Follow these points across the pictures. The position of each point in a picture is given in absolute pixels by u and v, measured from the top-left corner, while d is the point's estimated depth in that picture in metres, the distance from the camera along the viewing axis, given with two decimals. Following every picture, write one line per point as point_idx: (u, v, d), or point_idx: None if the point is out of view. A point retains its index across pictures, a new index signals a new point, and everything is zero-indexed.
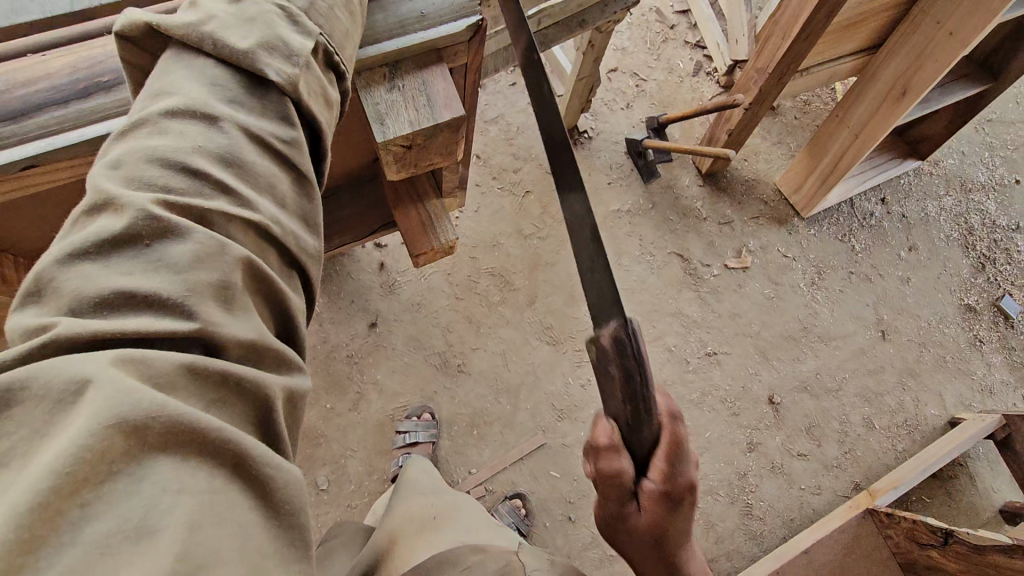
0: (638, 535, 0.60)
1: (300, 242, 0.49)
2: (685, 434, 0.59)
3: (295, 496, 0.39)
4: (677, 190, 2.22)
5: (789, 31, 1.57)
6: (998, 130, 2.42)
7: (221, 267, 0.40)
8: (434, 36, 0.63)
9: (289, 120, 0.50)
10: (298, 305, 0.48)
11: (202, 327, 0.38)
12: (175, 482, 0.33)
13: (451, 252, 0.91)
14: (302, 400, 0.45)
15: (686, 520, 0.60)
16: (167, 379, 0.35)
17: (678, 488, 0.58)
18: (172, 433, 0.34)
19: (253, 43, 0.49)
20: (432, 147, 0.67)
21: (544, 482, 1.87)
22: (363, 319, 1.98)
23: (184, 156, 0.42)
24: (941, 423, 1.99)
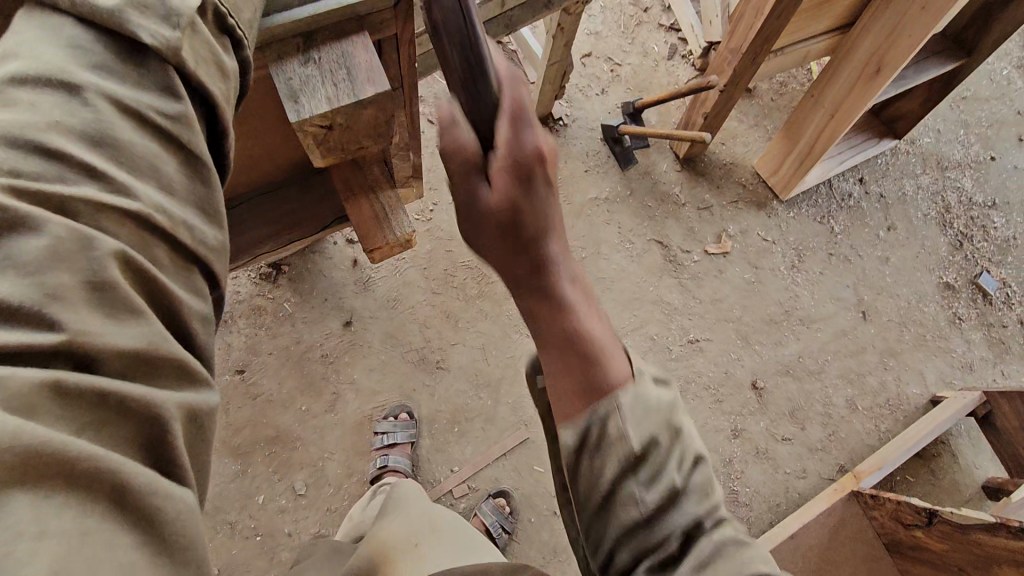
0: (488, 218, 0.56)
1: (200, 236, 0.44)
2: (526, 99, 0.55)
3: (191, 527, 0.36)
4: (655, 175, 2.18)
5: (761, 8, 1.53)
6: (973, 107, 2.42)
7: (91, 261, 0.36)
8: (354, 1, 0.58)
9: (173, 92, 0.44)
10: (198, 310, 0.43)
11: (69, 339, 0.34)
12: (30, 523, 0.29)
13: (409, 245, 0.85)
14: (209, 417, 0.41)
15: (543, 197, 0.57)
16: (25, 402, 0.32)
17: (522, 152, 0.54)
18: (30, 464, 0.30)
19: (119, 2, 0.43)
20: (358, 128, 0.62)
21: (529, 477, 1.83)
22: (337, 317, 1.92)
23: (37, 134, 0.37)
24: (922, 402, 1.99)
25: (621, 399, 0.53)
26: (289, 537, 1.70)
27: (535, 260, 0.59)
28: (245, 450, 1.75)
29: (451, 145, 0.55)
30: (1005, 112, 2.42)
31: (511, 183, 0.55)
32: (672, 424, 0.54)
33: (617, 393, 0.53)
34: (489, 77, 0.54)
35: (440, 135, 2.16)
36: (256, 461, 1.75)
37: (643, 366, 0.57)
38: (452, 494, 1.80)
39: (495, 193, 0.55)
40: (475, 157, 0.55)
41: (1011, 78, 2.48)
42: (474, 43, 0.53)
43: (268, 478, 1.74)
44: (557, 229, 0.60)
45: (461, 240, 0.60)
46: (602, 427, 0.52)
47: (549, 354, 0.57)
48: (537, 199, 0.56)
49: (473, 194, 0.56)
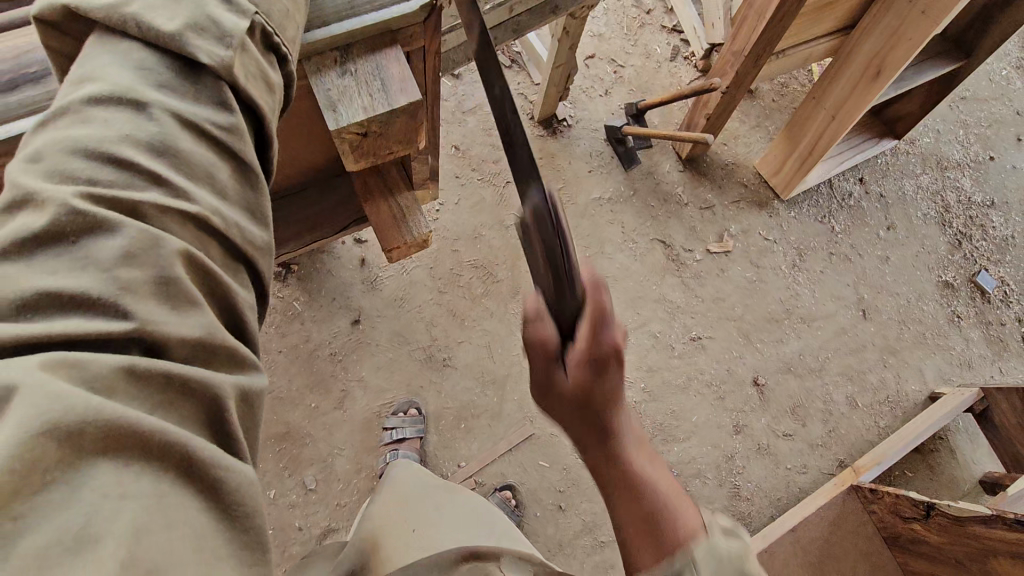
0: (564, 396, 0.67)
1: (247, 234, 0.47)
2: (606, 301, 0.65)
3: (251, 497, 0.39)
4: (658, 175, 2.21)
5: (765, 11, 1.56)
6: (972, 107, 2.45)
7: (160, 258, 0.39)
8: (388, 17, 0.61)
9: (227, 106, 0.47)
10: (246, 298, 0.46)
11: (141, 327, 0.37)
12: (114, 488, 0.32)
13: (425, 245, 0.89)
14: (258, 398, 0.44)
15: (613, 380, 0.67)
16: (105, 383, 0.35)
17: (602, 352, 0.65)
18: (112, 436, 0.33)
19: (179, 25, 0.46)
20: (390, 133, 0.66)
21: (533, 472, 1.87)
22: (346, 316, 1.95)
23: (110, 145, 0.40)
24: (921, 398, 2.02)
25: (694, 556, 0.55)
26: (300, 531, 1.73)
27: (607, 436, 0.67)
28: (257, 446, 1.79)
29: (535, 335, 0.67)
30: (1003, 112, 2.45)
31: (586, 371, 0.66)
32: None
33: (690, 547, 0.57)
34: (574, 278, 0.66)
35: (446, 137, 2.20)
36: (268, 456, 1.78)
37: (712, 518, 0.60)
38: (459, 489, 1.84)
39: (571, 378, 0.66)
40: (556, 349, 0.67)
41: (1009, 78, 2.51)
42: (563, 255, 0.66)
43: (280, 474, 1.77)
44: (625, 405, 0.69)
45: (540, 407, 0.71)
46: None
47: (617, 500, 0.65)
48: (610, 381, 0.67)
49: (551, 377, 0.67)
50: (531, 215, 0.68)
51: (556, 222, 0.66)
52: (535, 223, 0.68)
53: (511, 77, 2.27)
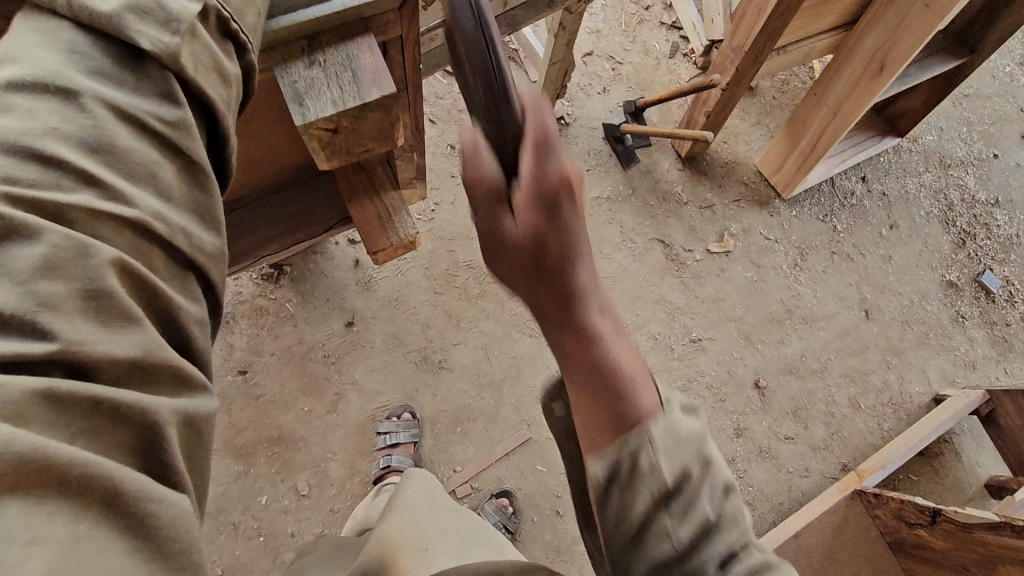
0: (511, 243, 0.57)
1: (196, 241, 0.43)
2: (548, 126, 0.57)
3: (188, 532, 0.36)
4: (657, 174, 2.17)
5: (764, 6, 1.52)
6: (975, 104, 2.41)
7: (88, 270, 0.36)
8: (357, 3, 0.58)
9: (173, 98, 0.44)
10: (195, 312, 0.43)
11: (65, 349, 0.34)
12: (23, 531, 0.29)
13: (411, 247, 0.86)
14: (207, 423, 0.41)
15: (571, 224, 0.57)
16: (19, 410, 0.32)
17: (548, 183, 0.56)
18: (24, 469, 0.30)
19: (118, 6, 0.42)
20: (364, 131, 0.62)
21: (531, 477, 1.83)
22: (338, 318, 1.92)
23: (32, 139, 0.37)
24: (925, 400, 1.99)
25: (651, 432, 0.49)
26: (291, 538, 1.70)
27: (564, 293, 0.57)
28: (248, 450, 1.76)
29: (474, 174, 0.59)
30: (1007, 109, 2.41)
31: (536, 212, 0.56)
32: (701, 452, 0.50)
33: (647, 425, 0.50)
34: (511, 99, 0.58)
35: (441, 135, 2.16)
36: (259, 461, 1.75)
37: (672, 394, 0.54)
38: (455, 494, 1.80)
39: (520, 222, 0.57)
40: (500, 186, 0.58)
41: (1013, 75, 2.47)
42: (496, 69, 0.58)
43: (271, 479, 1.74)
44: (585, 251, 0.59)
45: (487, 269, 0.61)
46: (631, 462, 0.48)
47: (570, 373, 0.55)
48: (564, 224, 0.57)
49: (497, 221, 0.58)
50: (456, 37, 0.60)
51: (482, 26, 0.58)
52: (457, 27, 0.59)
53: None
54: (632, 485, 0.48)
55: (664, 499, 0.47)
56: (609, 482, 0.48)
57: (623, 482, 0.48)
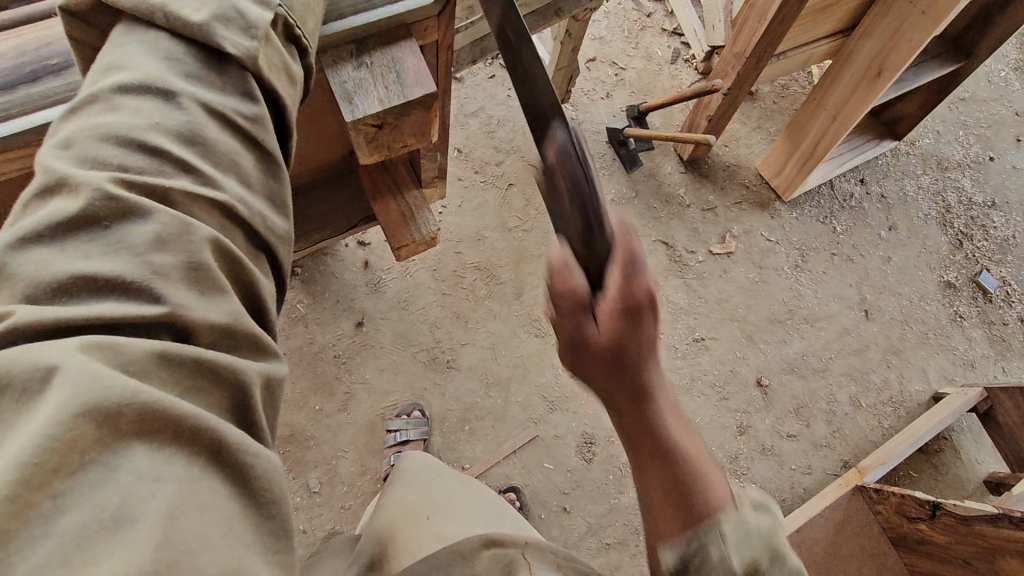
0: (597, 352, 0.60)
1: (270, 224, 0.47)
2: (638, 248, 0.61)
3: (274, 483, 0.39)
4: (660, 177, 2.22)
5: (766, 12, 1.57)
6: (971, 108, 2.46)
7: (190, 246, 0.40)
8: (403, 10, 0.61)
9: (251, 96, 0.48)
10: (268, 287, 0.46)
11: (170, 311, 0.37)
12: (148, 470, 0.33)
13: (433, 243, 0.90)
14: (279, 385, 0.44)
15: (647, 330, 0.60)
16: (137, 367, 0.35)
17: (634, 296, 0.59)
18: (145, 420, 0.34)
19: (206, 16, 0.46)
20: (405, 127, 0.66)
21: (537, 474, 1.86)
22: (349, 318, 1.96)
23: (139, 133, 0.41)
24: (925, 398, 2.02)
25: (720, 530, 0.55)
26: (303, 534, 1.73)
27: (642, 397, 0.60)
28: None
29: (564, 286, 0.61)
30: (1002, 113, 2.46)
31: (620, 326, 0.59)
32: (771, 549, 0.56)
33: (717, 521, 0.56)
34: (603, 224, 0.62)
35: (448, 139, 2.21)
36: None
37: (740, 491, 0.60)
38: None
39: (604, 332, 0.59)
40: (586, 298, 0.60)
41: (1007, 79, 2.52)
42: (593, 199, 0.64)
43: (283, 477, 1.77)
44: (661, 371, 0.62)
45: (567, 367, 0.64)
46: (702, 558, 0.54)
47: (646, 478, 0.59)
48: (646, 336, 0.60)
49: (581, 331, 0.60)
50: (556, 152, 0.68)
51: (581, 158, 0.67)
52: (561, 166, 0.67)
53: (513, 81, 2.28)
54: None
55: None
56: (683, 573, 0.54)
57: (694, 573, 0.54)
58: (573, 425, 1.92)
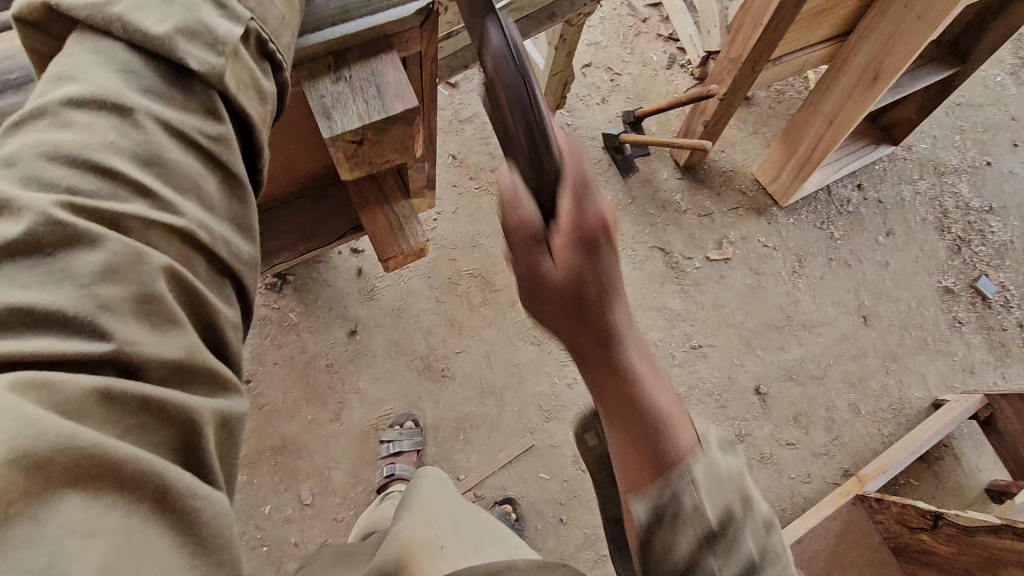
0: (553, 288, 0.56)
1: (233, 250, 0.45)
2: (587, 168, 0.55)
3: (224, 530, 0.37)
4: (656, 183, 2.20)
5: (761, 18, 1.55)
6: (968, 113, 2.45)
7: (141, 276, 0.37)
8: (382, 21, 0.60)
9: (216, 115, 0.45)
10: (231, 318, 0.44)
11: (117, 347, 0.35)
12: (83, 523, 0.30)
13: (422, 254, 0.87)
14: (238, 424, 0.42)
15: (606, 260, 0.55)
16: (76, 407, 0.33)
17: (587, 220, 0.54)
18: (82, 467, 0.31)
19: (170, 28, 0.44)
20: (386, 143, 0.64)
21: (533, 483, 1.83)
22: (342, 326, 1.93)
23: (91, 153, 0.38)
24: (925, 406, 2.00)
25: (692, 473, 0.49)
26: (295, 547, 1.70)
27: (604, 333, 0.56)
28: (252, 459, 1.76)
29: (514, 216, 0.56)
30: (999, 118, 2.45)
31: (578, 253, 0.55)
32: (743, 493, 0.50)
33: (686, 467, 0.50)
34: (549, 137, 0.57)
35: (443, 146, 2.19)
36: (263, 471, 1.75)
37: (707, 431, 0.54)
38: None
39: (560, 263, 0.55)
40: (539, 229, 0.56)
41: (1003, 84, 2.51)
42: (535, 106, 0.58)
43: (275, 488, 1.74)
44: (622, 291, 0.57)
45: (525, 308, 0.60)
46: (676, 506, 0.48)
47: (614, 429, 0.55)
48: (606, 264, 0.55)
49: (535, 263, 0.56)
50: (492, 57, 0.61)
51: (520, 64, 0.60)
52: (498, 72, 0.61)
53: None
54: (677, 530, 0.48)
55: (709, 542, 0.47)
56: (654, 527, 0.49)
57: (668, 527, 0.48)
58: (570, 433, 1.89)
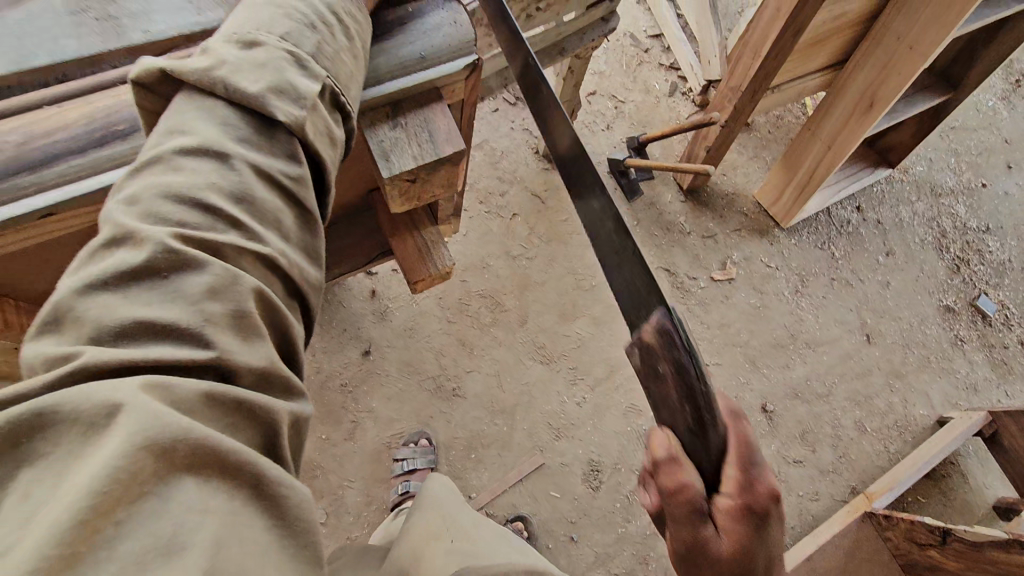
0: (719, 567, 0.53)
1: (305, 274, 0.50)
2: (750, 433, 0.58)
3: (306, 513, 0.40)
4: (660, 206, 2.27)
5: (760, 50, 1.64)
6: (962, 136, 2.52)
7: (236, 294, 0.42)
8: (435, 75, 0.66)
9: (295, 158, 0.51)
10: (299, 332, 0.49)
11: (218, 356, 0.40)
12: (198, 502, 0.34)
13: (448, 277, 0.92)
14: (305, 424, 0.46)
15: (774, 537, 0.55)
16: (187, 406, 0.37)
17: (757, 497, 0.55)
18: (194, 457, 0.35)
19: (263, 87, 0.50)
20: (434, 180, 0.70)
21: (545, 502, 1.86)
22: (356, 347, 1.98)
23: (199, 193, 0.44)
24: (930, 423, 2.03)
25: None
26: None
27: None
28: None
29: (676, 484, 0.56)
30: (992, 141, 2.53)
31: (746, 528, 0.54)
32: None
33: None
34: (714, 411, 0.59)
35: None
36: None
37: None
38: None
39: (727, 539, 0.54)
40: (701, 501, 0.55)
41: (996, 108, 2.59)
42: (699, 375, 0.61)
43: None
44: (783, 573, 0.57)
45: (676, 571, 0.57)
46: None
47: None
48: (770, 539, 0.55)
49: (703, 541, 0.54)
50: (655, 335, 0.66)
51: (685, 342, 0.63)
52: (663, 349, 0.65)
53: (516, 112, 2.41)
54: None
55: None
56: None
57: None
58: (580, 452, 1.92)
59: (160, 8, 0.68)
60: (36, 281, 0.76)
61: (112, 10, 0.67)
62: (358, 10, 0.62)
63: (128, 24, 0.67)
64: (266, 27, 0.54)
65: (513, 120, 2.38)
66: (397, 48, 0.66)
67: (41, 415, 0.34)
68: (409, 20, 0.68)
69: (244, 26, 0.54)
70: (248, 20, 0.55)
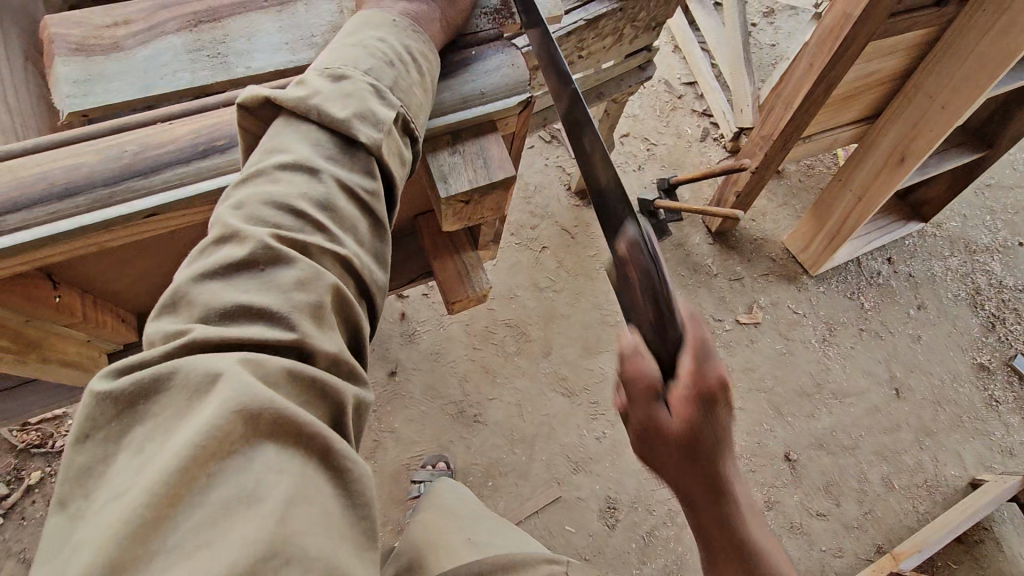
0: (670, 437, 0.61)
1: (376, 278, 0.56)
2: (708, 333, 0.62)
3: (365, 489, 0.44)
4: (688, 247, 2.31)
5: (793, 99, 1.68)
6: (997, 194, 2.51)
7: (318, 289, 0.48)
8: (491, 109, 0.73)
9: (371, 174, 0.58)
10: (366, 323, 0.54)
11: (299, 338, 0.45)
12: (276, 463, 0.38)
13: (484, 300, 0.98)
14: (366, 410, 0.50)
15: (722, 419, 0.62)
16: (272, 380, 0.41)
17: (708, 383, 0.60)
18: (277, 424, 0.40)
19: (349, 114, 0.58)
20: (485, 203, 0.77)
21: (560, 536, 1.84)
22: (383, 366, 2.03)
23: (293, 201, 0.51)
24: (962, 484, 1.97)
25: None
26: None
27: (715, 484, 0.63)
28: None
29: (632, 370, 0.62)
30: None
31: (697, 411, 0.60)
32: None
33: None
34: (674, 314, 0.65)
35: None
36: None
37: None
38: None
39: (678, 419, 0.60)
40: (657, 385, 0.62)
41: None
42: (661, 283, 0.66)
43: None
44: (731, 452, 0.64)
45: (638, 454, 0.66)
46: None
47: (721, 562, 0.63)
48: (718, 420, 0.62)
49: (655, 417, 0.61)
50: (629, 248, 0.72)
51: (651, 253, 0.68)
52: (631, 258, 0.71)
53: (551, 149, 2.50)
54: None
55: None
56: None
57: None
58: (597, 488, 1.91)
59: (262, 48, 0.80)
60: (116, 280, 0.84)
61: (221, 48, 0.79)
62: (429, 49, 0.70)
63: (233, 61, 0.79)
64: (352, 64, 0.62)
65: (547, 157, 2.47)
66: (462, 85, 0.74)
67: (158, 379, 0.40)
68: (471, 62, 0.76)
69: (335, 61, 0.62)
70: (339, 56, 0.63)
